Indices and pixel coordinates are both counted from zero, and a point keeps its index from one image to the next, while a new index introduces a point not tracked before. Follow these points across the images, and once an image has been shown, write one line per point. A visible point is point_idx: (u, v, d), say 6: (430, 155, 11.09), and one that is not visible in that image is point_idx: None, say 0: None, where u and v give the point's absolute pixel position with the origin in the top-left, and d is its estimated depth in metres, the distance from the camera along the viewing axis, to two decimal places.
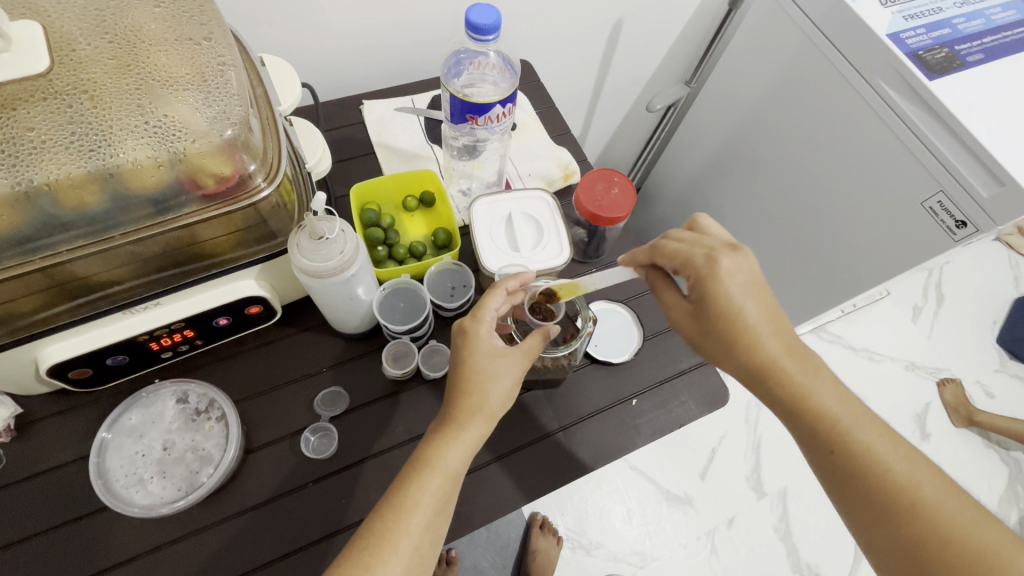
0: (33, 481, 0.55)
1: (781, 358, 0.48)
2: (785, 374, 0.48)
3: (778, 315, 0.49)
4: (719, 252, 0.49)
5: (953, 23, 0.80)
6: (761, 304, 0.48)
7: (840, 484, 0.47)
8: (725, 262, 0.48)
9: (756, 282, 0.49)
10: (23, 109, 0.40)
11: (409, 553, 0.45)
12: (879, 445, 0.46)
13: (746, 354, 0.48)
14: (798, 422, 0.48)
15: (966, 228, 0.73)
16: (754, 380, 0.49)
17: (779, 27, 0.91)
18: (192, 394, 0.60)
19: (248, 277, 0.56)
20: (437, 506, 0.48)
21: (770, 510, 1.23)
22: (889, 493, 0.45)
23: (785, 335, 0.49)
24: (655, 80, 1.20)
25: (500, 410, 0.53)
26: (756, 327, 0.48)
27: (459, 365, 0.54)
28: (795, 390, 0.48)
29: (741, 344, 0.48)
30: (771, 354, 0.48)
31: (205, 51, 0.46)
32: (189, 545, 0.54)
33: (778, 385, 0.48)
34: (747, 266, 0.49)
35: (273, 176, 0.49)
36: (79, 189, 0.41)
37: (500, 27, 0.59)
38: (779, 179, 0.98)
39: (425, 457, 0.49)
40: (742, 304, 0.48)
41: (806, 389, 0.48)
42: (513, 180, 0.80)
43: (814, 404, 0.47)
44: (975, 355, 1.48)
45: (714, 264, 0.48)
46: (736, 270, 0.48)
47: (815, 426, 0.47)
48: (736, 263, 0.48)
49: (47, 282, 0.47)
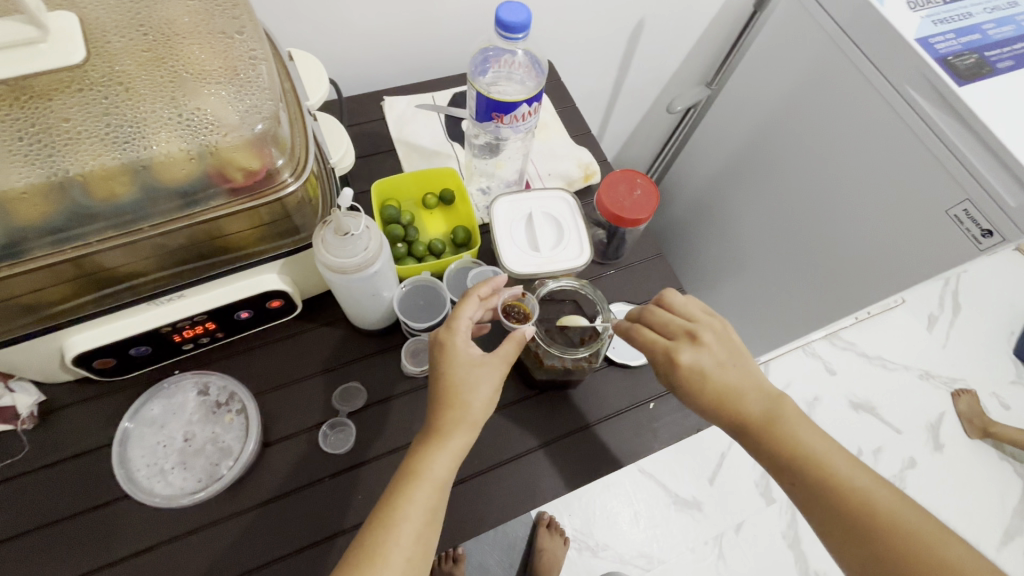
0: (54, 469, 0.56)
1: (752, 409, 0.55)
2: (758, 427, 0.54)
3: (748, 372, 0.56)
4: (679, 346, 0.56)
5: (984, 29, 0.78)
6: (727, 376, 0.55)
7: (829, 526, 0.50)
8: (681, 355, 0.56)
9: (720, 361, 0.56)
10: (59, 100, 0.40)
11: (402, 564, 0.46)
12: (856, 479, 0.50)
13: (725, 411, 0.55)
14: (780, 465, 0.53)
15: (992, 238, 0.71)
16: (736, 429, 0.56)
17: (804, 30, 0.90)
18: (212, 386, 0.61)
19: (271, 270, 0.56)
20: (427, 515, 0.48)
21: (779, 517, 1.21)
22: (878, 533, 0.47)
23: (754, 388, 0.55)
24: (675, 81, 1.19)
25: (482, 417, 0.53)
26: (725, 395, 0.55)
27: (438, 378, 0.53)
28: (768, 434, 0.54)
29: (713, 408, 0.55)
30: (748, 412, 0.54)
31: (238, 45, 0.46)
32: (206, 537, 0.54)
33: (756, 434, 0.54)
34: (707, 354, 0.55)
35: (300, 172, 0.49)
36: (112, 181, 0.42)
37: (529, 26, 0.58)
38: (801, 184, 0.97)
39: (411, 468, 0.50)
40: (707, 382, 0.55)
41: (779, 431, 0.53)
42: (534, 180, 0.79)
43: (790, 445, 0.53)
44: (990, 366, 1.45)
45: (671, 353, 0.56)
46: (695, 361, 0.55)
47: (798, 466, 0.52)
48: (694, 350, 0.56)
49: (76, 272, 0.47)
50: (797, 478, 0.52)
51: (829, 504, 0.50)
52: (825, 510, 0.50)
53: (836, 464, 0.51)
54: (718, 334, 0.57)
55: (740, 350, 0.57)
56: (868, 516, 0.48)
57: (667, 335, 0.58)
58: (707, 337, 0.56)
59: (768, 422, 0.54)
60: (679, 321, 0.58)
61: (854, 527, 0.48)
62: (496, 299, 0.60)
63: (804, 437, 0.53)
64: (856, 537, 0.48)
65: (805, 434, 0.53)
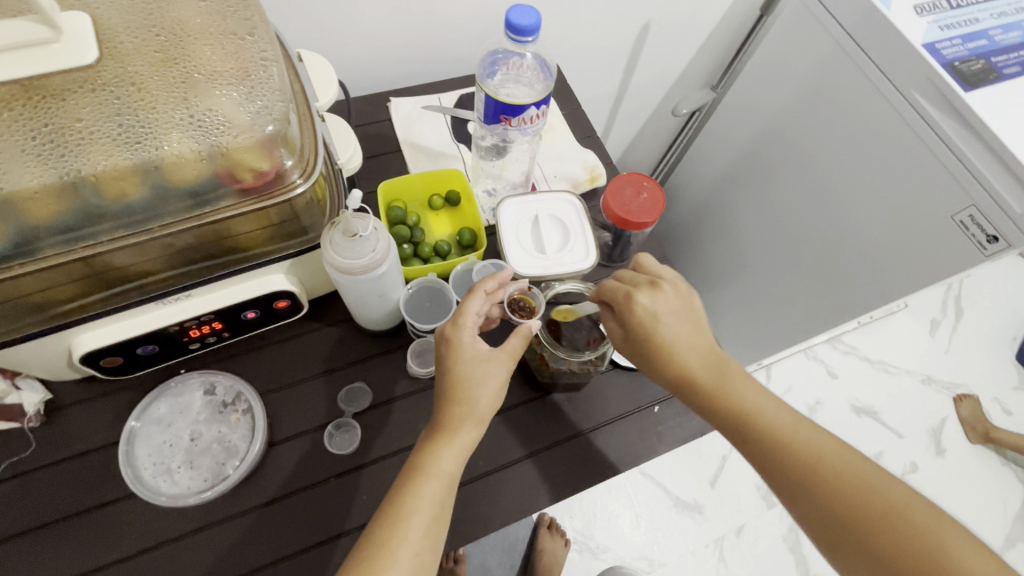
0: (59, 467, 0.56)
1: (696, 367, 0.53)
2: (703, 384, 0.52)
3: (702, 335, 0.55)
4: (638, 290, 0.56)
5: (990, 34, 0.78)
6: (680, 327, 0.54)
7: (781, 484, 0.48)
8: (640, 298, 0.55)
9: (676, 312, 0.55)
10: (72, 99, 0.40)
11: (411, 560, 0.45)
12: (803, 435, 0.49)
13: (670, 365, 0.53)
14: (728, 426, 0.51)
15: (997, 243, 0.71)
16: (682, 388, 0.54)
17: (810, 34, 0.90)
18: (219, 386, 0.61)
19: (278, 271, 0.56)
20: (435, 510, 0.48)
21: (780, 520, 1.21)
22: (828, 487, 0.46)
23: (701, 346, 0.54)
24: (680, 84, 1.20)
25: (489, 413, 0.53)
26: (671, 345, 0.53)
27: (444, 374, 0.53)
28: (714, 395, 0.52)
29: (660, 358, 0.54)
30: (690, 366, 0.53)
31: (249, 46, 0.46)
32: (211, 536, 0.54)
33: (699, 394, 0.52)
34: (665, 300, 0.55)
35: (309, 173, 0.49)
36: (123, 181, 0.42)
37: (539, 29, 0.59)
38: (805, 188, 0.97)
39: (419, 464, 0.50)
40: (660, 328, 0.54)
41: (725, 393, 0.51)
42: (539, 182, 0.79)
43: (737, 406, 0.51)
44: (993, 370, 1.45)
45: (631, 297, 0.56)
46: (653, 306, 0.55)
47: (744, 425, 0.50)
48: (656, 298, 0.55)
49: (85, 271, 0.47)
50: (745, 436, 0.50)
51: (777, 462, 0.48)
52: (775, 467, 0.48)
53: (781, 422, 0.50)
54: (680, 292, 0.56)
55: (699, 315, 0.56)
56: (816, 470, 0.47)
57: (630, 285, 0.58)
58: (668, 287, 0.56)
59: (714, 382, 0.52)
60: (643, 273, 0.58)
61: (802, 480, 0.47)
62: (501, 292, 0.60)
63: (749, 398, 0.51)
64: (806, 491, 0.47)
65: (750, 394, 0.51)
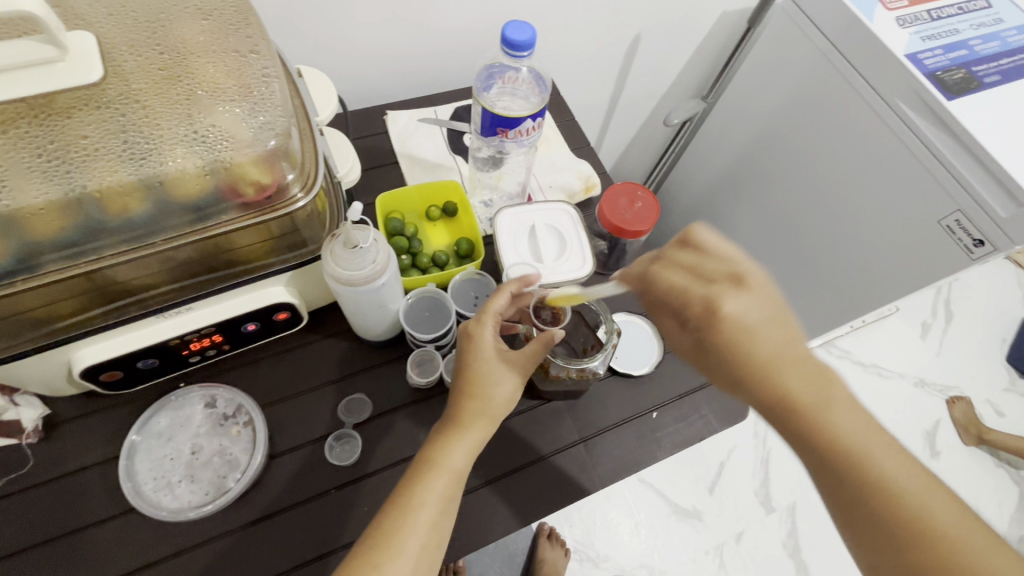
0: (57, 484, 0.56)
1: (799, 387, 0.42)
2: (806, 399, 0.42)
3: (792, 331, 0.43)
4: (722, 291, 0.43)
5: (970, 45, 0.81)
6: (776, 334, 0.43)
7: (863, 533, 0.42)
8: (727, 306, 0.42)
9: (767, 314, 0.43)
10: (77, 116, 0.41)
11: (416, 551, 0.46)
12: (909, 479, 0.41)
13: (770, 383, 0.42)
14: (820, 460, 0.42)
15: (983, 247, 0.73)
16: (772, 410, 0.43)
17: (796, 44, 0.92)
18: (219, 399, 0.62)
19: (278, 283, 0.57)
20: (443, 504, 0.49)
21: (778, 526, 1.22)
22: (913, 541, 0.40)
23: (801, 354, 0.43)
24: (670, 95, 1.22)
25: (501, 413, 0.54)
26: (772, 359, 0.42)
27: (463, 368, 0.55)
28: (816, 424, 0.42)
29: (757, 380, 0.42)
30: (790, 378, 0.42)
31: (251, 63, 0.47)
32: (212, 551, 0.54)
33: (793, 414, 0.42)
34: (757, 302, 0.42)
35: (310, 186, 0.50)
36: (126, 196, 0.42)
37: (534, 44, 0.60)
38: (795, 198, 0.98)
39: (431, 457, 0.51)
40: (757, 337, 0.42)
41: (829, 418, 0.42)
42: (535, 193, 0.80)
43: (842, 440, 0.42)
44: (984, 372, 1.47)
45: (714, 310, 0.42)
46: (743, 312, 0.42)
47: (840, 465, 0.42)
48: (744, 305, 0.42)
49: (88, 286, 0.47)
50: (839, 478, 0.42)
51: (869, 508, 0.41)
52: (864, 519, 0.41)
53: (888, 463, 0.42)
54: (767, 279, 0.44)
55: (789, 307, 0.44)
56: (915, 524, 0.40)
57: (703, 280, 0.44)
58: (757, 280, 0.43)
59: (818, 407, 0.42)
60: (719, 260, 0.44)
61: (897, 537, 0.40)
62: (530, 297, 0.61)
63: (849, 425, 0.42)
64: (897, 550, 0.40)
65: (851, 426, 0.42)
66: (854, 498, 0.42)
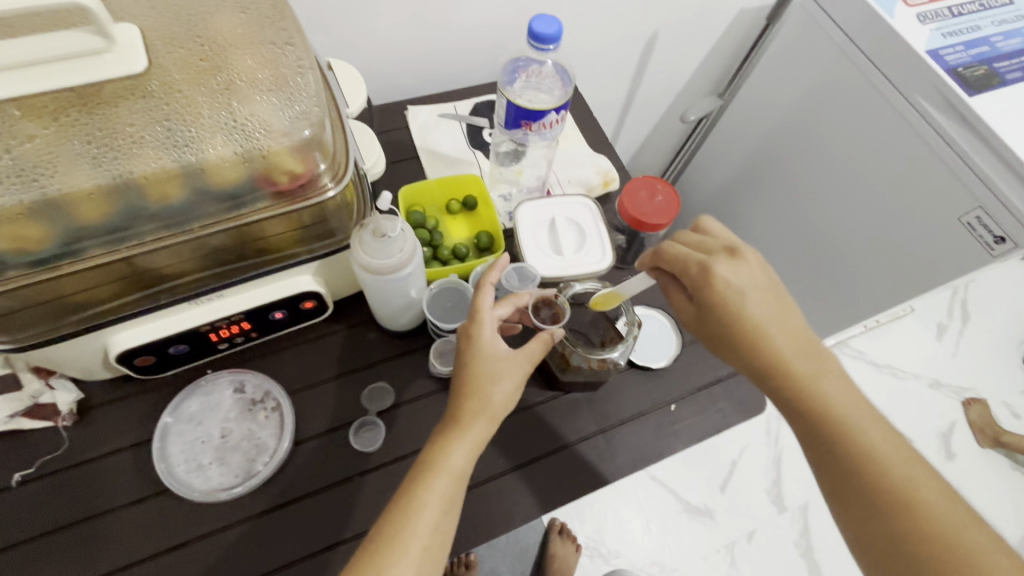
0: (91, 466, 0.57)
1: (791, 356, 0.46)
2: (799, 372, 0.46)
3: (784, 307, 0.48)
4: (716, 259, 0.48)
5: (992, 41, 0.80)
6: (766, 301, 0.47)
7: (849, 502, 0.45)
8: (719, 271, 0.47)
9: (759, 284, 0.47)
10: (123, 106, 0.42)
11: (418, 554, 0.47)
12: (897, 456, 0.44)
13: (761, 350, 0.47)
14: (811, 429, 0.46)
15: (1005, 244, 0.73)
16: (764, 376, 0.47)
17: (815, 41, 0.92)
18: (247, 384, 0.64)
19: (306, 273, 0.58)
20: (444, 505, 0.49)
21: (791, 525, 1.22)
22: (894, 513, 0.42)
23: (793, 330, 0.47)
24: (686, 92, 1.22)
25: (501, 411, 0.54)
26: (761, 324, 0.47)
27: (460, 369, 0.55)
28: (805, 391, 0.46)
29: (749, 344, 0.47)
30: (779, 347, 0.47)
31: (286, 55, 0.48)
32: (239, 533, 0.56)
33: (787, 383, 0.46)
34: (747, 270, 0.47)
35: (340, 177, 0.51)
36: (166, 184, 0.44)
37: (560, 37, 0.61)
38: (814, 195, 0.98)
39: (430, 459, 0.51)
40: (747, 302, 0.47)
41: (820, 390, 0.46)
42: (554, 187, 0.81)
43: (834, 412, 0.45)
44: (1001, 374, 1.45)
45: (708, 273, 0.47)
46: (733, 277, 0.47)
47: (828, 434, 0.45)
48: (735, 271, 0.47)
49: (126, 271, 0.49)
50: (827, 443, 0.45)
51: (854, 476, 0.44)
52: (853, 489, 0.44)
53: (876, 438, 0.45)
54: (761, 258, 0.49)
55: (778, 284, 0.48)
56: (899, 496, 0.43)
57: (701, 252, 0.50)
58: (749, 255, 0.48)
59: (810, 377, 0.46)
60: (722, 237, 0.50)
61: (880, 507, 0.43)
62: (524, 297, 0.61)
63: (841, 400, 0.46)
64: (879, 517, 0.43)
65: (841, 399, 0.46)
66: (840, 465, 0.45)
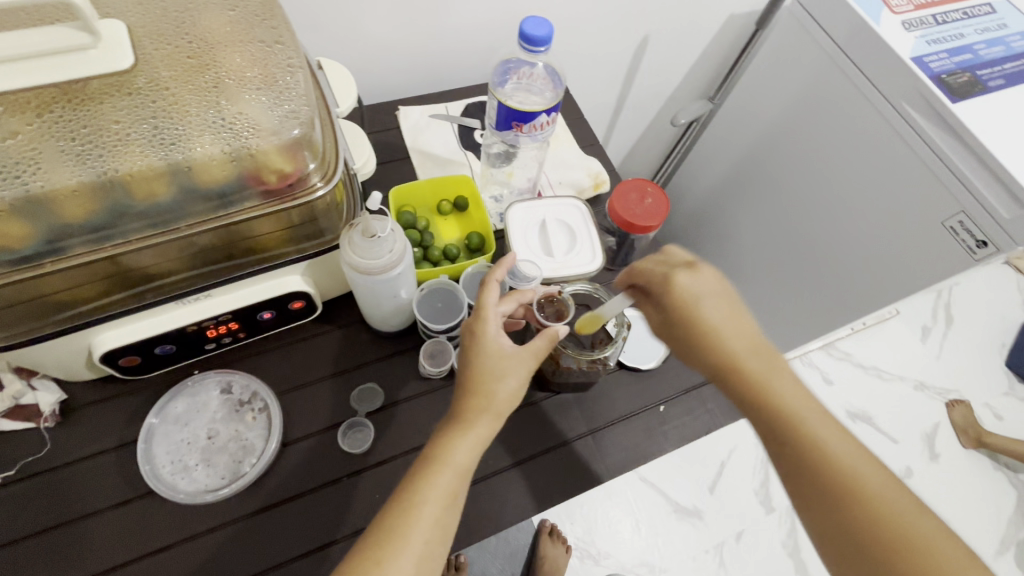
0: (73, 467, 0.56)
1: (743, 354, 0.48)
2: (751, 369, 0.48)
3: (741, 312, 0.50)
4: (677, 269, 0.50)
5: (975, 49, 0.82)
6: (723, 306, 0.49)
7: (806, 499, 0.44)
8: (680, 280, 0.50)
9: (716, 291, 0.50)
10: (109, 102, 0.42)
11: (420, 548, 0.46)
12: (851, 454, 0.44)
13: (714, 350, 0.48)
14: (766, 427, 0.46)
15: (987, 248, 0.74)
16: (723, 376, 0.49)
17: (803, 46, 0.93)
18: (235, 385, 0.63)
19: (295, 272, 0.57)
20: (446, 501, 0.49)
21: (778, 526, 1.23)
22: (849, 508, 0.42)
23: (747, 330, 0.49)
24: (676, 96, 1.23)
25: (506, 409, 0.54)
26: (715, 329, 0.49)
27: (466, 366, 0.54)
28: (756, 387, 0.47)
29: (703, 344, 0.49)
30: (733, 346, 0.48)
31: (276, 53, 0.47)
32: (227, 535, 0.55)
33: (741, 381, 0.47)
34: (706, 279, 0.50)
35: (330, 176, 0.51)
36: (152, 181, 0.43)
37: (551, 39, 0.61)
38: (800, 198, 0.99)
39: (434, 454, 0.50)
40: (704, 307, 0.49)
41: (771, 386, 0.47)
42: (545, 188, 0.81)
43: (782, 408, 0.46)
44: (984, 376, 1.48)
45: (670, 283, 0.50)
46: (694, 287, 0.49)
47: (783, 430, 0.45)
48: (694, 281, 0.50)
49: (111, 270, 0.48)
50: (784, 440, 0.45)
51: (808, 471, 0.44)
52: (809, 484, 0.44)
53: (827, 434, 0.45)
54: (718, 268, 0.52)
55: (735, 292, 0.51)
56: (853, 491, 0.43)
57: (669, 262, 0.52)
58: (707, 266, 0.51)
59: (760, 374, 0.47)
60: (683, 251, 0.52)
61: (833, 500, 0.43)
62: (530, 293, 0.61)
63: (793, 396, 0.46)
64: (834, 511, 0.43)
65: (794, 397, 0.46)
66: (794, 461, 0.45)
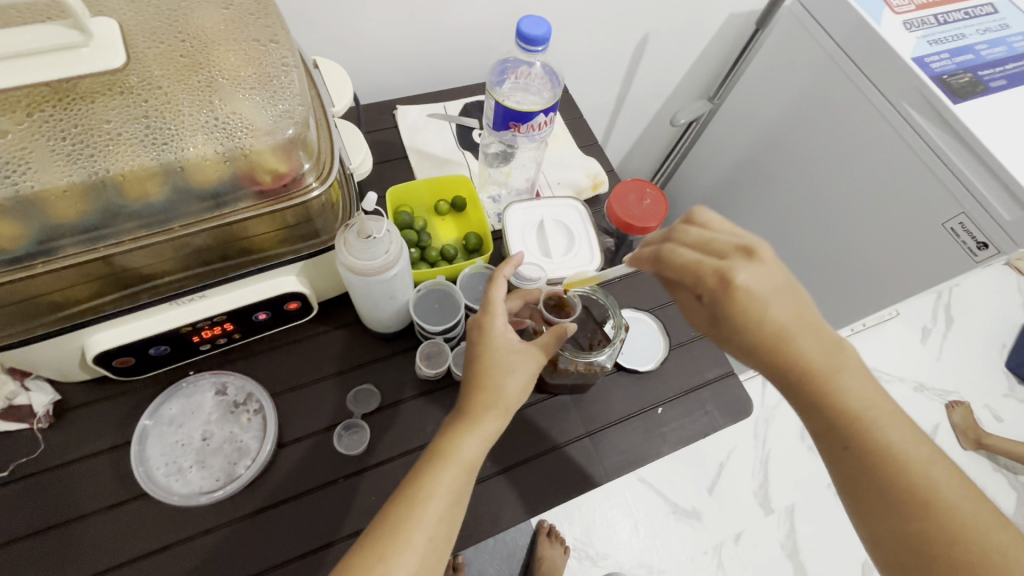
0: (66, 469, 0.56)
1: (815, 357, 0.43)
2: (818, 376, 0.43)
3: (805, 309, 0.43)
4: (733, 264, 0.42)
5: (977, 49, 0.81)
6: (787, 307, 0.42)
7: (865, 502, 0.44)
8: (741, 279, 0.41)
9: (779, 288, 0.42)
10: (101, 101, 0.41)
11: (424, 545, 0.46)
12: (916, 453, 0.42)
13: (782, 357, 0.43)
14: (829, 430, 0.44)
15: (987, 250, 0.74)
16: (787, 378, 0.44)
17: (803, 45, 0.92)
18: (230, 386, 0.62)
19: (290, 273, 0.57)
20: (451, 497, 0.48)
21: (777, 527, 1.22)
22: (914, 511, 0.41)
23: (813, 327, 0.43)
24: (676, 95, 1.22)
25: (514, 404, 0.53)
26: (788, 329, 0.42)
27: (473, 360, 0.54)
28: (826, 391, 0.43)
29: (770, 353, 0.43)
30: (804, 352, 0.42)
31: (270, 52, 0.47)
32: (222, 537, 0.55)
33: (810, 385, 0.43)
34: (766, 273, 0.42)
35: (325, 176, 0.50)
36: (145, 182, 0.43)
37: (549, 39, 0.60)
38: (800, 199, 0.99)
39: (441, 449, 0.50)
40: (768, 311, 0.42)
41: (838, 387, 0.43)
42: (544, 189, 0.81)
43: (851, 410, 0.43)
44: (984, 377, 1.47)
45: (728, 284, 0.42)
46: (757, 284, 0.41)
47: (849, 433, 0.43)
48: (755, 275, 0.42)
49: (104, 271, 0.48)
50: (850, 445, 0.43)
51: (872, 475, 0.42)
52: (869, 487, 0.43)
53: (895, 434, 0.43)
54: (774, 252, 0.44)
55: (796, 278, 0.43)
56: (918, 494, 0.41)
57: (712, 254, 0.44)
58: (766, 253, 0.43)
59: (828, 376, 0.43)
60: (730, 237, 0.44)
61: (897, 504, 0.42)
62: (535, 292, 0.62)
63: (861, 396, 0.43)
64: (898, 515, 0.42)
65: (863, 396, 0.43)
66: (857, 465, 0.43)
